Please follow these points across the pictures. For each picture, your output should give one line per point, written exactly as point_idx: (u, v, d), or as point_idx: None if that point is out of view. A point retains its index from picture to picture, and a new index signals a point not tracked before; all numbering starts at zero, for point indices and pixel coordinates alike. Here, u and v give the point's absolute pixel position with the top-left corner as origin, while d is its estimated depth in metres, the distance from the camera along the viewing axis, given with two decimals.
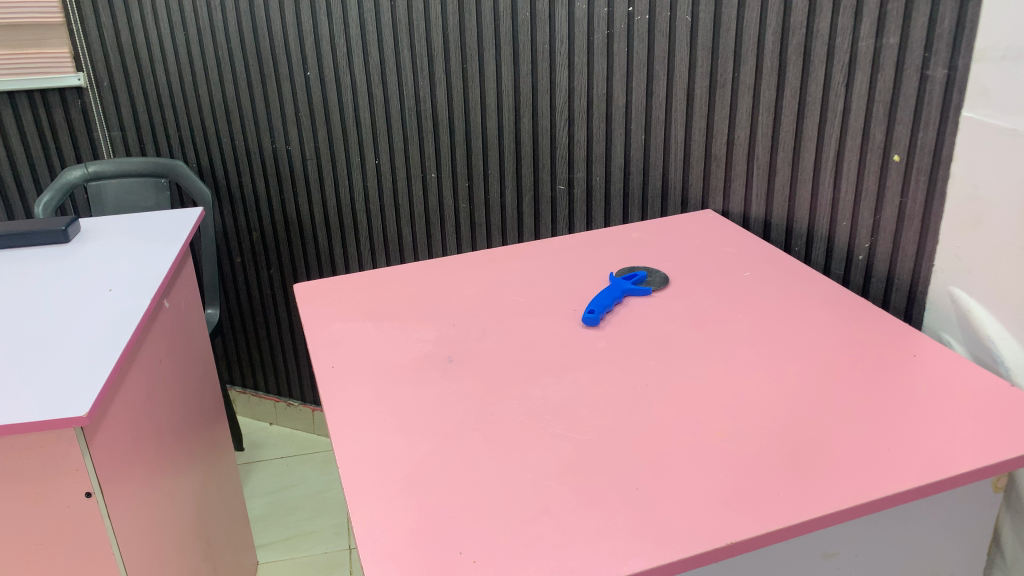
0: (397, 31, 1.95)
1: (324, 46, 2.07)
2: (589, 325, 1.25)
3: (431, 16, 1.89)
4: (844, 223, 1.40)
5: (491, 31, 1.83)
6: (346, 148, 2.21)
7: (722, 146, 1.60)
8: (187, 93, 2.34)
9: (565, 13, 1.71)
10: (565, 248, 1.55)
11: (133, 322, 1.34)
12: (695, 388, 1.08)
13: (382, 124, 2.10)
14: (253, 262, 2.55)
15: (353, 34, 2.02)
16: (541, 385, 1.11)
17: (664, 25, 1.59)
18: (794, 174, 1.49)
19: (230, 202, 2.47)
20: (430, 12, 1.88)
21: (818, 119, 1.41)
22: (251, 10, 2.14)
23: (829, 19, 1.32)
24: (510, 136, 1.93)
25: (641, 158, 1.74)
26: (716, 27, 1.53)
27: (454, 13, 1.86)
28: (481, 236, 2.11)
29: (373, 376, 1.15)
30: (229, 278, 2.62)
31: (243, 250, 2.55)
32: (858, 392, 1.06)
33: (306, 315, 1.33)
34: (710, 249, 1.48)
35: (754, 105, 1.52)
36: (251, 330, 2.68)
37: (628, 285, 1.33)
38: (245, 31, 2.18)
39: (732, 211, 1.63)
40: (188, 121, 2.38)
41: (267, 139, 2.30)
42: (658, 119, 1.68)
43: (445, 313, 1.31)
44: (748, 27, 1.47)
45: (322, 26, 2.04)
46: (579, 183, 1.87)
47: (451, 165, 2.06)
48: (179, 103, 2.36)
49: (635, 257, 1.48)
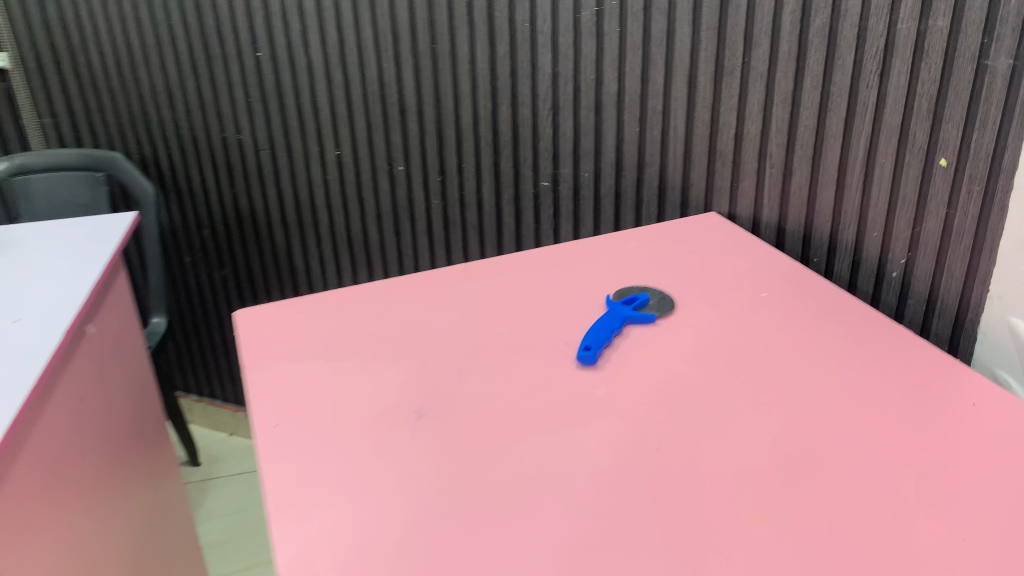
0: (358, 6, 1.72)
1: (276, 23, 1.84)
2: (584, 365, 1.06)
3: None
4: (875, 234, 1.22)
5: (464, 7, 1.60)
6: (303, 137, 1.98)
7: (730, 142, 1.40)
8: (124, 76, 2.09)
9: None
10: (551, 260, 1.35)
11: (40, 363, 1.13)
12: (715, 454, 0.91)
13: (343, 112, 1.88)
14: (205, 261, 2.32)
15: (307, 9, 1.78)
16: (529, 450, 0.92)
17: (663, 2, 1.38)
18: (814, 176, 1.30)
19: (176, 196, 2.23)
20: None
21: (845, 114, 1.21)
22: None
23: None
24: (487, 126, 1.71)
25: (635, 152, 1.54)
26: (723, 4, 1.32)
27: None
28: (455, 236, 1.90)
29: (327, 437, 0.96)
30: (178, 279, 2.39)
31: (193, 249, 2.31)
32: (911, 459, 0.89)
33: (248, 352, 1.13)
34: (719, 263, 1.29)
35: (766, 96, 1.32)
36: (206, 334, 2.46)
37: (629, 311, 1.14)
38: (186, 6, 1.93)
39: (739, 214, 1.44)
40: (126, 106, 2.14)
41: (215, 126, 2.07)
42: (654, 109, 1.47)
43: (413, 349, 1.11)
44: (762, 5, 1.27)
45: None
46: (565, 179, 1.66)
47: (421, 158, 1.84)
48: (116, 87, 2.11)
49: (632, 273, 1.28)
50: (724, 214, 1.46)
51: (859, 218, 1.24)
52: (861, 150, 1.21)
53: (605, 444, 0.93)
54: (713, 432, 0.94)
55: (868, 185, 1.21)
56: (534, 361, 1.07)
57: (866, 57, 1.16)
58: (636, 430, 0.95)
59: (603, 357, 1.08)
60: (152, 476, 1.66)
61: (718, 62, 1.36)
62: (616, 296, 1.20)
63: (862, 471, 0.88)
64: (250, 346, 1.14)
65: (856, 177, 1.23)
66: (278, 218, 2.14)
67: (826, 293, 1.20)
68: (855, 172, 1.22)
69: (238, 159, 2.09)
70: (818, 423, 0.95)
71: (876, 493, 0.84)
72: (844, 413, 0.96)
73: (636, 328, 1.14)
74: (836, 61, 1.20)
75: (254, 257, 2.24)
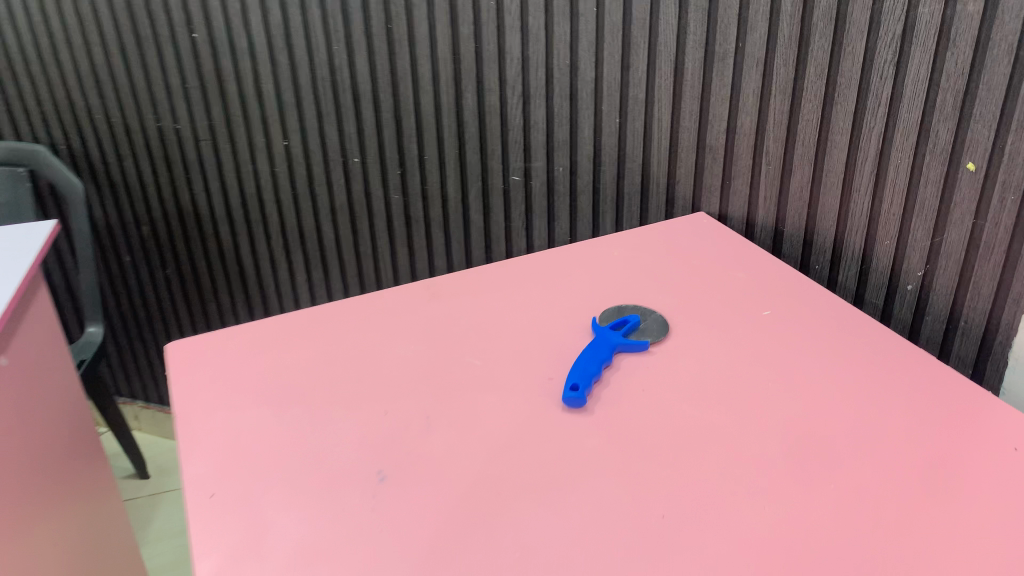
0: None
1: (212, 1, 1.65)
2: (572, 407, 0.92)
3: None
4: (887, 243, 1.10)
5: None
6: (247, 126, 1.79)
7: (721, 137, 1.26)
8: (45, 59, 1.88)
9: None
10: (526, 271, 1.20)
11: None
12: (729, 521, 0.78)
13: (291, 99, 1.70)
14: (145, 260, 2.13)
15: None
16: (513, 520, 0.79)
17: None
18: (817, 177, 1.17)
19: (111, 190, 2.04)
20: None
21: (854, 110, 1.08)
22: None
23: None
24: (451, 116, 1.55)
25: (616, 145, 1.40)
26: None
27: None
28: (417, 234, 1.74)
29: (273, 508, 0.81)
30: (117, 280, 2.20)
31: (132, 247, 2.12)
32: (952, 521, 0.77)
33: (181, 396, 0.97)
34: (714, 274, 1.16)
35: (762, 87, 1.18)
36: (151, 337, 2.28)
37: (620, 339, 1.00)
38: None
39: (731, 214, 1.31)
40: (49, 92, 1.93)
41: (149, 114, 1.87)
42: (637, 99, 1.33)
43: (374, 390, 0.97)
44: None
45: None
46: (538, 174, 1.52)
47: (378, 149, 1.68)
48: (37, 72, 1.91)
49: (618, 288, 1.14)
50: (714, 215, 1.33)
51: (869, 224, 1.12)
52: (873, 150, 1.08)
53: (601, 511, 0.80)
54: (725, 491, 0.81)
55: (880, 189, 1.09)
56: (513, 403, 0.93)
57: (880, 45, 1.02)
58: (636, 490, 0.82)
59: (592, 395, 0.95)
60: (86, 509, 1.50)
61: (708, 48, 1.21)
62: (603, 319, 1.07)
63: (900, 536, 0.76)
64: (182, 388, 0.99)
65: (866, 179, 1.10)
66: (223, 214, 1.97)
67: (835, 311, 1.08)
68: (866, 174, 1.10)
69: (177, 150, 1.90)
70: (842, 475, 0.83)
71: (921, 565, 0.73)
72: (871, 462, 0.84)
73: (626, 357, 1.01)
74: (844, 49, 1.07)
75: (199, 256, 2.07)
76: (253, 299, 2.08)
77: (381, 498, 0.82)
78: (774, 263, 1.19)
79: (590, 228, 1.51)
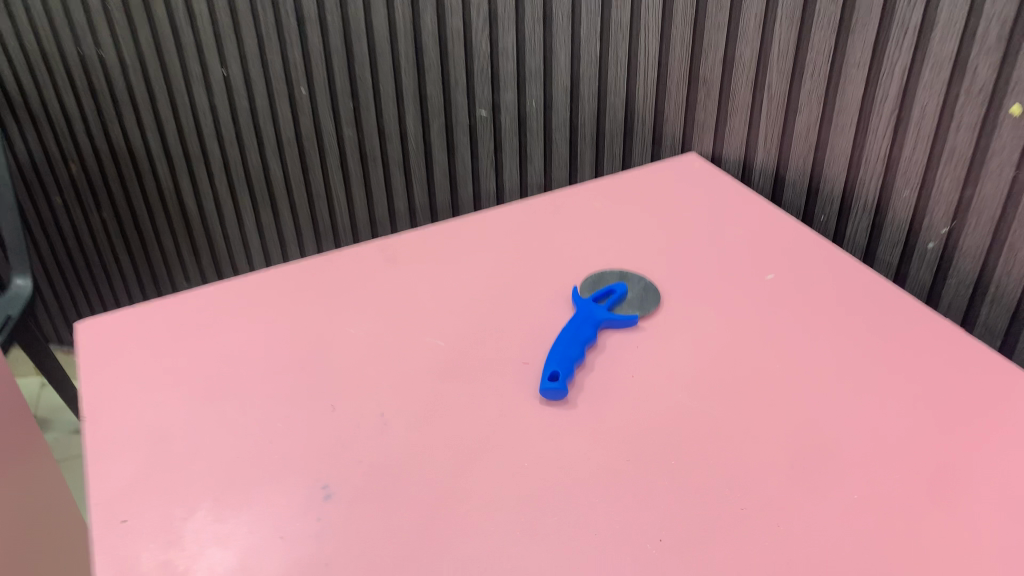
0: None
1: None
2: (551, 398, 0.79)
3: None
4: (906, 194, 0.97)
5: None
6: (178, 50, 1.58)
7: (716, 67, 1.10)
8: None
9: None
10: (496, 228, 1.05)
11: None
12: (738, 540, 0.66)
13: (226, 21, 1.49)
14: (71, 203, 1.91)
15: None
16: (484, 545, 0.67)
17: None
18: (827, 116, 1.02)
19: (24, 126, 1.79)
20: None
21: (874, 38, 0.92)
22: None
23: None
24: (409, 39, 1.36)
25: (595, 76, 1.23)
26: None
27: None
28: (376, 174, 1.57)
29: (198, 537, 0.68)
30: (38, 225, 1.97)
31: (53, 189, 1.88)
32: (995, 537, 0.66)
33: (90, 390, 0.83)
34: (709, 232, 1.03)
35: (766, 10, 1.01)
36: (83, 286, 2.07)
37: (605, 315, 0.87)
38: None
39: (726, 155, 1.17)
40: None
41: (62, 38, 1.63)
42: (620, 23, 1.16)
43: (319, 382, 0.83)
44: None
45: None
46: (508, 107, 1.35)
47: (328, 78, 1.49)
48: None
49: (602, 250, 1.00)
50: (707, 156, 1.19)
51: (887, 171, 0.98)
52: (895, 85, 0.93)
53: (587, 532, 0.67)
54: (732, 503, 0.69)
55: (901, 131, 0.95)
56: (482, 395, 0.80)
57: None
58: (628, 503, 0.69)
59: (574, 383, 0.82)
60: None
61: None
62: (585, 288, 0.93)
63: (937, 556, 0.65)
64: (92, 381, 0.84)
65: (885, 120, 0.96)
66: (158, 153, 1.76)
67: (847, 273, 0.95)
68: (885, 114, 0.95)
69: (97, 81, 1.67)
70: (866, 479, 0.71)
71: None
72: (898, 460, 0.73)
73: (612, 335, 0.88)
74: None
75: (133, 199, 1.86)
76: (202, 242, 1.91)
77: (327, 520, 0.69)
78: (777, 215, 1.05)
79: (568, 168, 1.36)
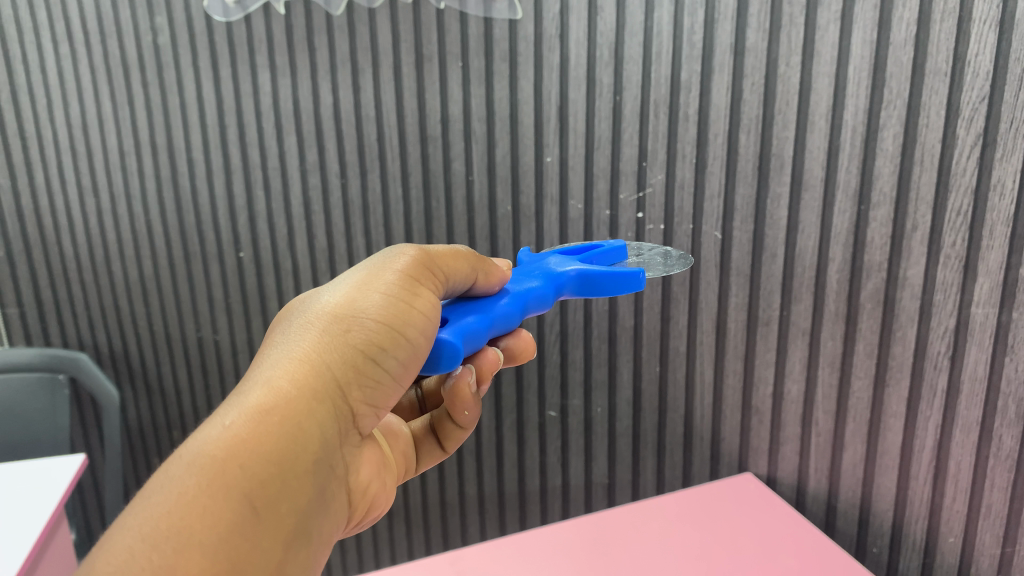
0: (304, 152, 0.95)
1: (6, 28, 0.95)
2: (422, 369, 0.36)
3: (376, 124, 0.92)
4: (991, 530, 0.74)
5: (189, 55, 0.92)
6: (254, 328, 1.05)
7: (770, 370, 0.84)
8: (49, 249, 1.06)
9: (243, 24, 0.89)
10: (502, 559, 0.76)
11: (52, 496, 0.78)
12: None
13: (160, 234, 1.02)
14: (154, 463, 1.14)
15: (230, 139, 0.96)
16: None
17: (502, 66, 0.86)
18: (944, 439, 0.74)
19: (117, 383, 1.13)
20: (339, 110, 0.92)
21: (927, 248, 0.70)
22: (102, 115, 0.97)
23: (895, 169, 0.70)
24: (324, 276, 1.00)
25: (582, 354, 0.96)
26: (617, 86, 0.83)
27: (373, 148, 0.93)
28: (419, 502, 1.11)
29: None
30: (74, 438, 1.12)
31: (128, 437, 1.15)
32: None
33: None
34: (719, 550, 0.75)
35: (774, 254, 0.79)
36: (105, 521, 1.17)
37: (565, 278, 0.44)
38: (128, 158, 0.99)
39: (781, 476, 0.87)
40: (31, 277, 1.08)
41: (165, 319, 1.07)
42: (583, 338, 0.95)
43: None
44: (741, 35, 0.75)
45: (228, 143, 0.96)
46: (625, 416, 0.96)
47: (250, 333, 1.05)
48: (63, 294, 1.08)
49: (636, 548, 0.77)
50: (761, 479, 0.88)
51: (1010, 475, 0.71)
52: None
53: None
54: None
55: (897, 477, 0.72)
56: (402, 409, 0.50)
57: (932, 42, 0.66)
58: None
59: (524, 332, 0.44)
60: None
61: (629, 201, 0.86)
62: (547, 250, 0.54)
63: None
64: None
65: (996, 412, 0.70)
66: (89, 474, 1.15)
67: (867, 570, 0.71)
68: (1014, 400, 0.69)
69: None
70: None
71: None
72: None
73: None
74: (945, 202, 0.68)
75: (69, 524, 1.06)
76: (91, 511, 1.16)
77: None
78: (823, 557, 0.73)
79: (630, 497, 1.01)
